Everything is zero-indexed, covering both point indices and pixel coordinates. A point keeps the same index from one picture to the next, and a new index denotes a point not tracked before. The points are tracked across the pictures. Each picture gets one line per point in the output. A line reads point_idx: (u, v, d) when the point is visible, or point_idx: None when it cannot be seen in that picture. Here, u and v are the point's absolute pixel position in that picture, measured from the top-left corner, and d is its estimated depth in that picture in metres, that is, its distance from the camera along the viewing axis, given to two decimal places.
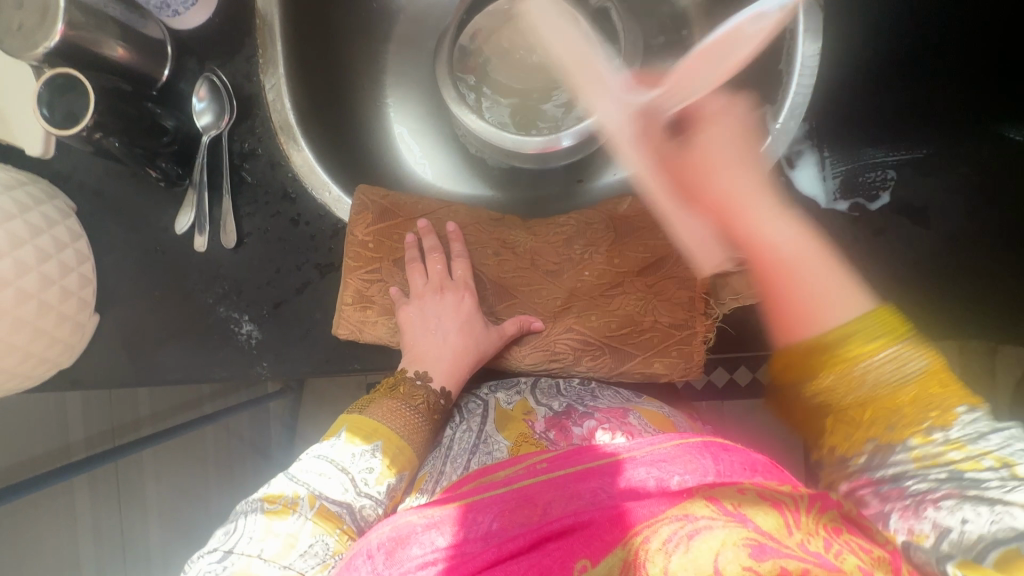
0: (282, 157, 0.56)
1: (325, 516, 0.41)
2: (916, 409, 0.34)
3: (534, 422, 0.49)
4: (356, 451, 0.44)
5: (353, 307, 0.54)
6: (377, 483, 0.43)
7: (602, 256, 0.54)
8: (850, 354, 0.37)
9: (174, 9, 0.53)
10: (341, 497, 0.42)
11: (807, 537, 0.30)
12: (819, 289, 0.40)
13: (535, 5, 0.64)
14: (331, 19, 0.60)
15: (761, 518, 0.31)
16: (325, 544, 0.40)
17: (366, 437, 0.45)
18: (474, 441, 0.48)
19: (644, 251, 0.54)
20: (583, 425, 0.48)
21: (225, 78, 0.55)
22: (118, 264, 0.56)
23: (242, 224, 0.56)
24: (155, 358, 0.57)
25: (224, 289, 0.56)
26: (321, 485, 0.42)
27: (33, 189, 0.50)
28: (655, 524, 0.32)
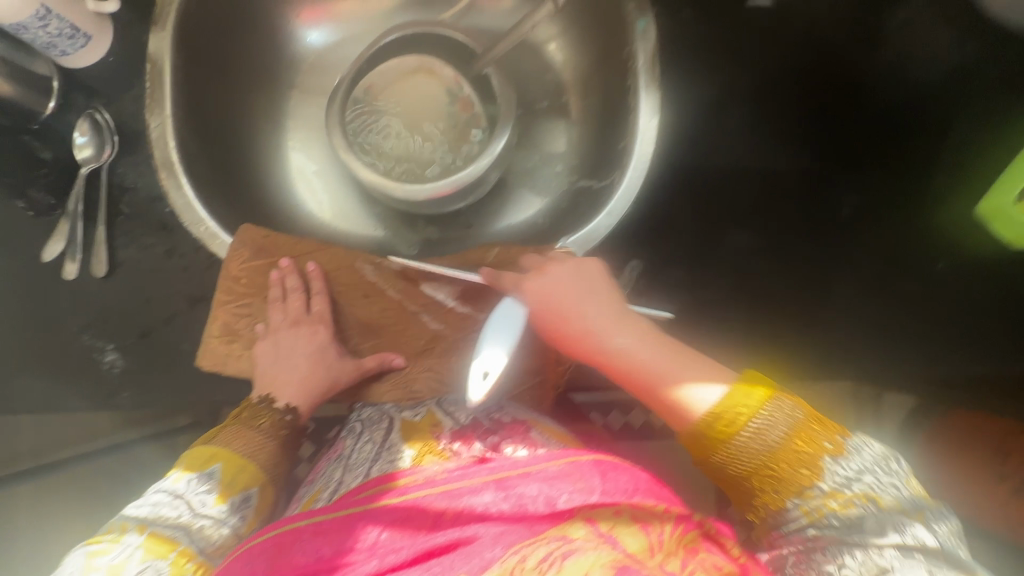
0: (161, 191, 0.58)
1: (157, 540, 0.44)
2: (803, 466, 0.42)
3: (440, 433, 0.49)
4: (193, 477, 0.48)
5: (219, 340, 0.57)
6: (213, 503, 0.47)
7: (467, 299, 0.60)
8: (735, 428, 0.43)
9: (62, 50, 0.55)
10: (173, 519, 0.45)
11: (664, 557, 0.36)
12: (672, 361, 0.49)
13: (424, 67, 0.70)
14: (228, 67, 0.65)
15: (627, 541, 0.36)
16: (156, 568, 0.42)
17: (205, 462, 0.49)
18: (377, 450, 0.48)
19: (505, 296, 0.60)
20: (486, 439, 0.47)
21: (107, 116, 0.58)
22: None
23: (114, 253, 0.57)
24: (11, 387, 0.56)
25: (91, 317, 0.57)
26: (154, 514, 0.45)
27: None
28: (538, 544, 0.35)
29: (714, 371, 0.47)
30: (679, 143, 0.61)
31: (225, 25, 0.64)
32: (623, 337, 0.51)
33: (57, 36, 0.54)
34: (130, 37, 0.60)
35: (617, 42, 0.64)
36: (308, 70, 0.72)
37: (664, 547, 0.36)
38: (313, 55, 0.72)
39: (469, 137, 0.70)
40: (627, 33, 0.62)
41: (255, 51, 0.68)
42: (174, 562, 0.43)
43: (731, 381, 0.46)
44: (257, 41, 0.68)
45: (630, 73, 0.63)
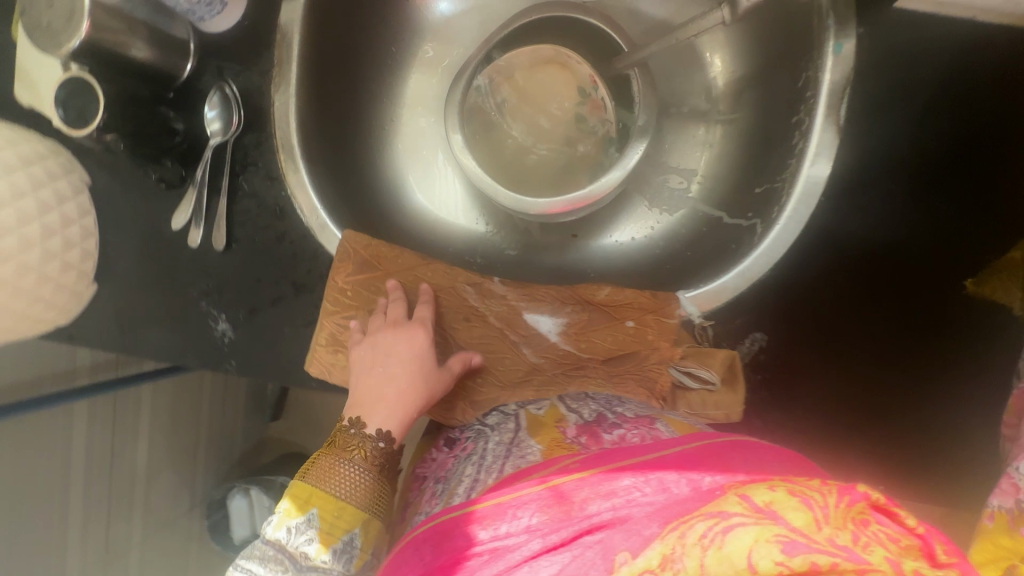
0: (280, 173, 0.58)
1: (353, 455, 0.50)
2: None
3: (566, 428, 0.47)
4: (357, 389, 0.53)
5: (325, 349, 0.58)
6: (373, 440, 0.51)
7: (569, 337, 0.58)
8: None
9: (200, 16, 0.55)
10: (359, 438, 0.51)
11: (837, 530, 0.26)
12: None
13: (557, 58, 0.63)
14: (354, 40, 0.62)
15: (788, 512, 0.27)
16: (359, 466, 0.50)
17: (354, 411, 0.52)
18: (507, 447, 0.47)
19: (612, 341, 0.58)
20: (612, 433, 0.45)
21: (234, 89, 0.57)
22: (120, 240, 0.61)
23: (233, 229, 0.59)
24: (141, 335, 0.62)
25: (209, 285, 0.60)
26: (342, 448, 0.51)
27: (49, 165, 0.55)
28: (691, 521, 0.29)
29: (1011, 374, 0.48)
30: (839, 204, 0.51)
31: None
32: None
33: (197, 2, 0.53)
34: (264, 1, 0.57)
35: (798, 58, 0.52)
36: (430, 42, 0.67)
37: (835, 520, 0.26)
38: (436, 26, 0.67)
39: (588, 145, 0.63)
40: (815, 51, 0.50)
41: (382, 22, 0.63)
42: (372, 471, 0.50)
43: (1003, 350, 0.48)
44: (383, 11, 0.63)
45: (805, 105, 0.52)
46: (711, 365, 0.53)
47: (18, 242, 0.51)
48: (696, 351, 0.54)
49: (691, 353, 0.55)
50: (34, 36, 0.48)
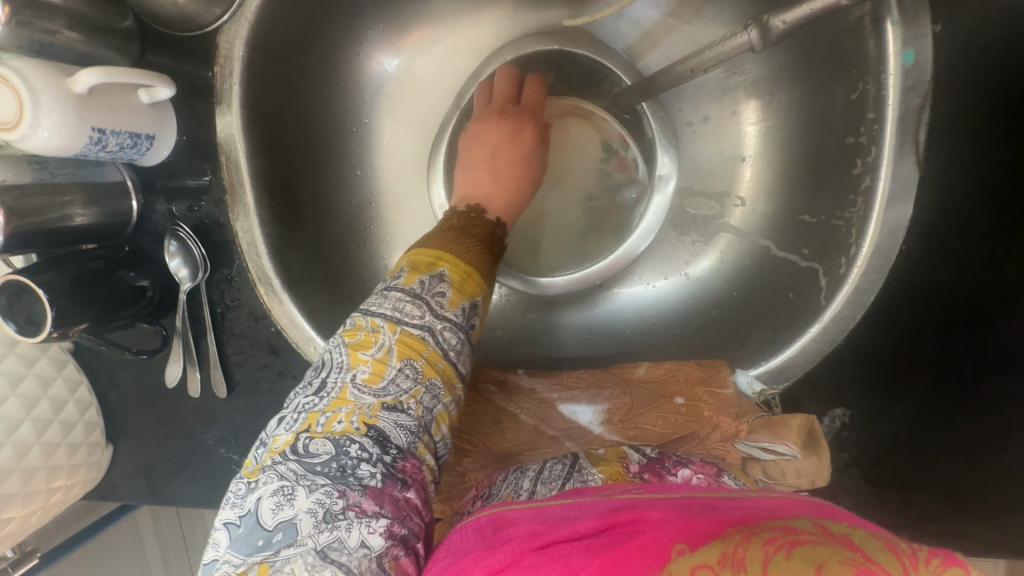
0: (264, 307, 0.52)
1: (408, 341, 0.37)
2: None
3: (629, 461, 0.42)
4: (423, 279, 0.39)
5: None
6: (450, 307, 0.39)
7: (614, 428, 0.47)
8: None
9: (129, 158, 0.46)
10: (420, 319, 0.38)
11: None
12: None
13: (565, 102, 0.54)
14: (310, 129, 0.53)
15: (873, 547, 0.22)
16: (414, 367, 0.37)
17: (432, 267, 0.40)
18: (568, 469, 0.41)
19: (664, 424, 0.47)
20: (678, 474, 0.41)
21: (188, 230, 0.50)
22: (122, 398, 0.57)
23: (230, 373, 0.54)
24: (167, 487, 0.59)
25: (223, 432, 0.56)
26: (400, 311, 0.38)
27: (24, 348, 0.51)
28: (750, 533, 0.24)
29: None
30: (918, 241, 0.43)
31: (300, 81, 0.51)
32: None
33: (120, 149, 0.45)
34: (199, 117, 0.49)
35: (849, 67, 0.42)
36: (395, 100, 0.57)
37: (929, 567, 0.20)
38: (400, 82, 0.56)
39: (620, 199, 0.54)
40: (869, 57, 0.41)
41: (336, 98, 0.54)
42: (428, 366, 0.37)
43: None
44: (336, 87, 0.53)
45: None
46: (788, 438, 0.43)
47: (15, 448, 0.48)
48: (766, 422, 0.44)
49: (759, 426, 0.44)
50: None
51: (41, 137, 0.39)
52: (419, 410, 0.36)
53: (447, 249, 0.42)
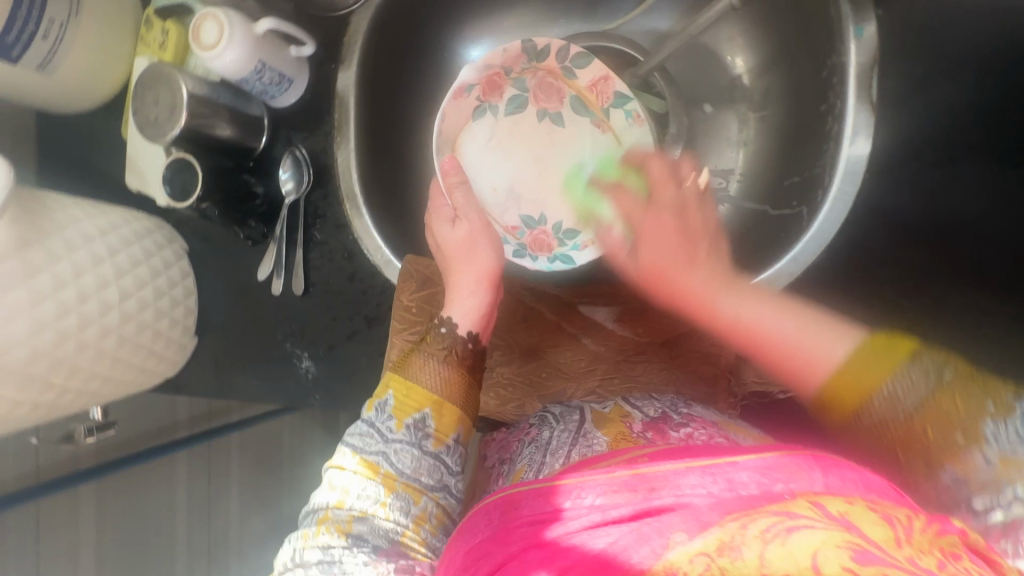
0: (346, 220, 0.65)
1: (367, 464, 0.45)
2: (940, 429, 0.37)
3: (633, 423, 0.47)
4: (410, 420, 0.46)
5: (397, 364, 0.60)
6: (399, 428, 0.46)
7: (626, 327, 0.58)
8: (868, 389, 0.41)
9: (272, 94, 0.63)
10: (376, 446, 0.45)
11: (920, 554, 0.27)
12: (802, 339, 0.46)
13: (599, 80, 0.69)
14: (402, 93, 0.69)
15: (869, 527, 0.28)
16: (375, 488, 0.43)
17: (419, 404, 0.47)
18: (573, 436, 0.47)
19: (669, 325, 0.57)
20: (680, 431, 0.45)
21: (304, 152, 0.65)
22: (214, 297, 0.69)
23: (309, 273, 0.65)
24: (234, 377, 0.69)
25: (292, 327, 0.66)
26: (410, 466, 0.45)
27: (157, 237, 0.63)
28: (756, 514, 0.30)
29: (830, 331, 0.45)
30: (879, 190, 0.56)
31: (401, 56, 0.67)
32: (696, 264, 0.54)
33: (268, 84, 0.61)
34: (322, 74, 0.65)
35: (820, 50, 0.54)
36: (465, 84, 0.74)
37: (918, 541, 0.27)
38: None
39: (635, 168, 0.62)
40: (838, 38, 0.52)
41: (423, 75, 0.70)
42: (387, 481, 0.44)
43: (857, 344, 0.44)
44: (424, 66, 0.70)
45: (834, 92, 0.53)
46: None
47: (138, 304, 0.59)
48: None
49: None
50: (147, 130, 0.57)
51: (224, 60, 0.56)
52: (389, 515, 0.42)
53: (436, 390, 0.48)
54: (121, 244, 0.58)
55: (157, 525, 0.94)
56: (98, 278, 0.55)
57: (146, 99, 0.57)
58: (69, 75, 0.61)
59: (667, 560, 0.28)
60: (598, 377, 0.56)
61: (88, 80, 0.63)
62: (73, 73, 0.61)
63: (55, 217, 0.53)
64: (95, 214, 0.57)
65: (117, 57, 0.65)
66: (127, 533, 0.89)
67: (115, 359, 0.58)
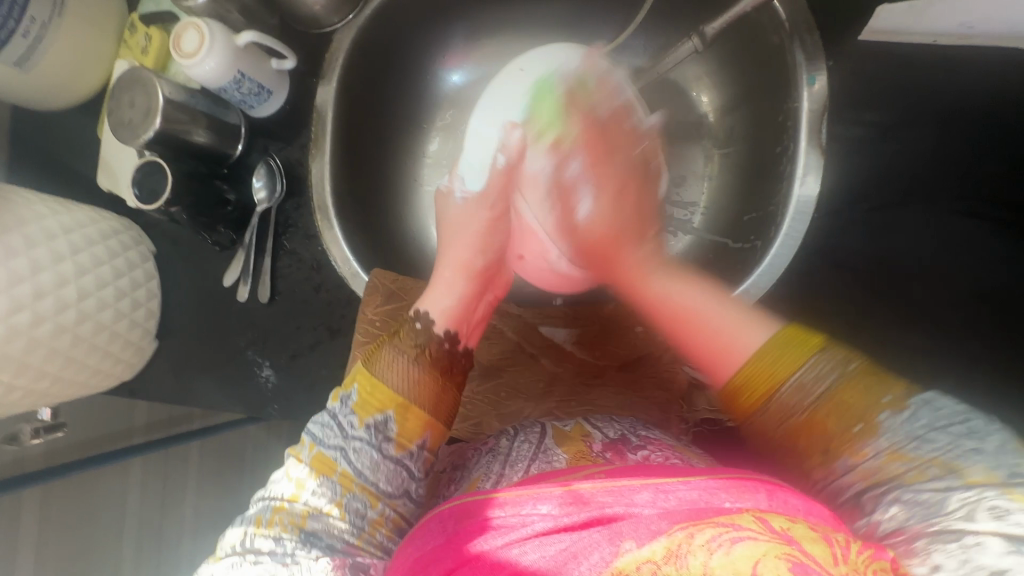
0: (316, 231, 0.66)
1: (324, 459, 0.44)
2: (846, 415, 0.37)
3: (592, 442, 0.47)
4: (374, 420, 0.45)
5: None
6: (360, 425, 0.45)
7: (587, 349, 0.59)
8: (779, 379, 0.39)
9: (250, 104, 0.63)
10: (336, 441, 0.45)
11: (854, 575, 0.28)
12: (724, 331, 0.44)
13: None
14: (381, 111, 0.70)
15: (807, 540, 0.29)
16: (332, 483, 0.43)
17: (382, 405, 0.46)
18: (533, 451, 0.47)
19: (628, 350, 0.58)
20: (638, 452, 0.45)
21: (279, 162, 0.65)
22: (179, 301, 0.68)
23: (276, 282, 0.66)
24: (192, 383, 0.68)
25: (254, 335, 0.66)
26: (371, 469, 0.44)
27: (123, 238, 0.63)
28: (703, 526, 0.31)
29: (737, 322, 0.44)
30: None
31: (381, 75, 0.69)
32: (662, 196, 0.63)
33: (247, 94, 0.62)
34: (303, 88, 0.67)
35: (778, 95, 0.57)
36: (444, 105, 0.76)
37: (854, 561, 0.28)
38: (451, 95, 0.75)
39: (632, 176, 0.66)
40: (792, 84, 0.55)
41: (403, 95, 0.72)
42: (346, 480, 0.43)
43: (770, 336, 0.42)
44: (404, 87, 0.72)
45: (788, 135, 0.56)
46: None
47: (97, 303, 0.58)
48: None
49: None
50: (120, 132, 0.57)
51: (205, 67, 0.57)
52: (343, 515, 0.42)
53: (409, 393, 0.47)
54: (84, 243, 0.58)
55: (104, 534, 0.91)
56: (58, 275, 0.55)
57: (123, 99, 0.57)
58: (48, 74, 0.62)
59: (615, 567, 0.30)
60: (556, 397, 0.56)
61: (69, 80, 0.64)
62: (53, 72, 0.62)
63: (17, 212, 0.53)
64: (60, 211, 0.57)
65: (98, 58, 0.65)
66: (71, 541, 0.86)
67: (67, 359, 0.57)
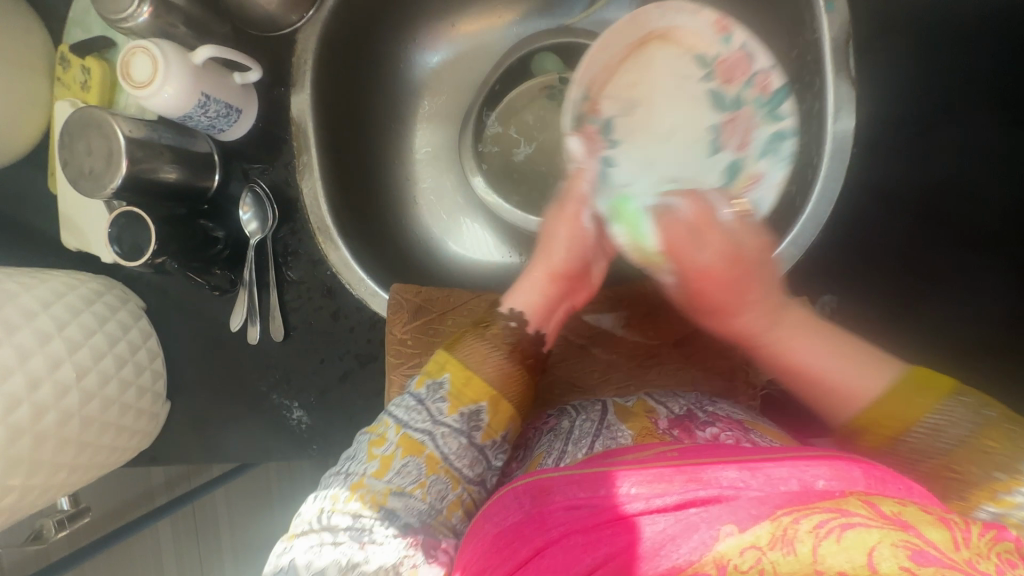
0: (321, 254, 0.60)
1: (410, 442, 0.42)
2: (982, 464, 0.35)
3: (657, 419, 0.44)
4: (464, 411, 0.44)
5: None
6: (451, 412, 0.44)
7: (636, 330, 0.56)
8: (907, 421, 0.39)
9: (219, 128, 0.57)
10: (423, 424, 0.43)
11: (978, 559, 0.24)
12: (839, 367, 0.42)
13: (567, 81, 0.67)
14: (362, 111, 0.64)
15: (926, 528, 0.25)
16: (415, 464, 0.41)
17: (475, 396, 0.45)
18: (596, 429, 0.44)
19: (677, 323, 0.56)
20: (706, 430, 0.41)
21: (264, 186, 0.59)
22: (183, 355, 0.63)
23: (287, 317, 0.60)
24: (218, 438, 0.63)
25: (275, 378, 0.61)
26: (452, 452, 0.42)
27: (108, 299, 0.57)
28: (809, 512, 0.26)
29: (869, 358, 0.42)
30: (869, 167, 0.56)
31: (353, 72, 0.62)
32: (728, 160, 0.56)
33: (214, 116, 0.55)
34: (273, 100, 0.60)
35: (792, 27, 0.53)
36: (426, 93, 0.70)
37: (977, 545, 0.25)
38: (430, 81, 0.69)
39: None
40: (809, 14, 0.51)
41: (381, 89, 0.66)
42: (429, 461, 0.41)
43: (899, 373, 0.41)
44: (381, 79, 0.66)
45: (810, 70, 0.53)
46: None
47: (99, 378, 0.53)
48: None
49: None
50: (81, 184, 0.51)
51: (164, 96, 0.50)
52: (424, 497, 0.40)
53: (488, 376, 0.46)
54: (69, 314, 0.52)
55: None
56: (49, 356, 0.49)
57: (77, 147, 0.50)
58: None
59: (716, 555, 0.26)
60: (614, 384, 0.54)
61: (4, 135, 0.56)
62: None
63: None
64: (34, 285, 0.51)
65: (34, 103, 0.58)
66: None
67: (80, 444, 0.52)
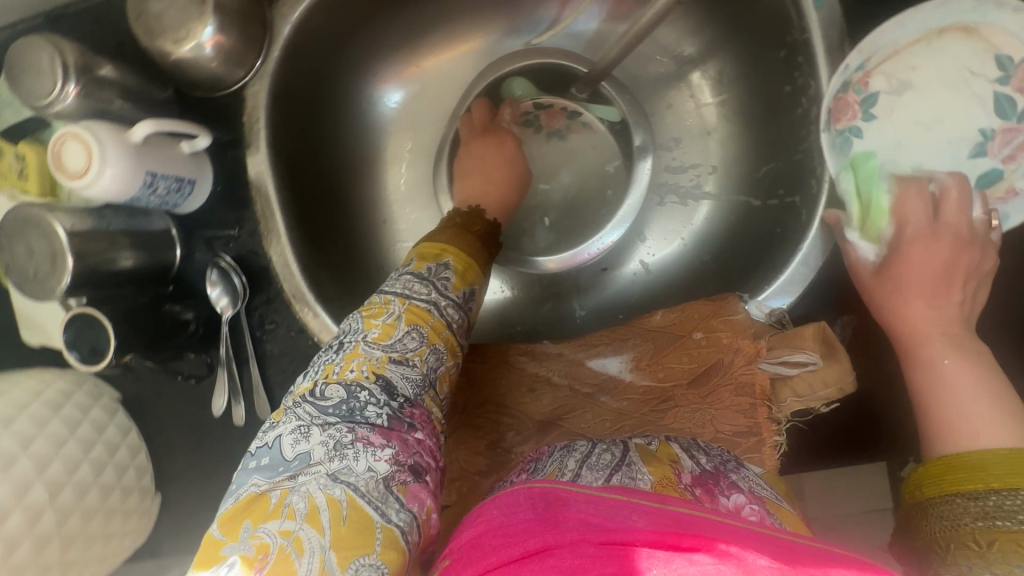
0: (301, 323, 0.56)
1: (415, 312, 0.43)
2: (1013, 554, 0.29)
3: (681, 472, 0.39)
4: (463, 291, 0.46)
5: None
6: (454, 288, 0.46)
7: (644, 372, 0.51)
8: (979, 484, 0.31)
9: (173, 203, 0.52)
10: (427, 296, 0.44)
11: None
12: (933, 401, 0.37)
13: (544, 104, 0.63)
14: (328, 163, 0.60)
15: None
16: (419, 332, 0.42)
17: (469, 279, 0.47)
18: (614, 464, 0.39)
19: (687, 360, 0.50)
20: (731, 498, 0.37)
21: (229, 258, 0.55)
22: (168, 444, 0.59)
23: (272, 393, 0.56)
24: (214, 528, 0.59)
25: None
26: (443, 314, 0.44)
27: (77, 399, 0.53)
28: None
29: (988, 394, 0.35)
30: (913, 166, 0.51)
31: (314, 122, 0.58)
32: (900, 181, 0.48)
33: (166, 193, 0.51)
34: (231, 165, 0.56)
35: (779, 27, 0.50)
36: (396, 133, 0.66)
37: None
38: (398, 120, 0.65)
39: (560, 176, 0.64)
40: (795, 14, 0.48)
41: (347, 136, 0.62)
42: (432, 333, 0.42)
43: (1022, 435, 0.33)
44: (345, 126, 0.62)
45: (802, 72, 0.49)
46: (806, 346, 0.46)
47: (75, 489, 0.49)
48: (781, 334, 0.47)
49: (777, 341, 0.47)
50: (28, 287, 0.47)
51: (105, 182, 0.46)
52: (423, 367, 0.41)
53: (452, 243, 0.49)
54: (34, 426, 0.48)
55: None
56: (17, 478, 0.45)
57: (18, 247, 0.46)
58: None
59: None
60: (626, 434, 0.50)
61: None
62: None
63: None
64: None
65: None
66: None
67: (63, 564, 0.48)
